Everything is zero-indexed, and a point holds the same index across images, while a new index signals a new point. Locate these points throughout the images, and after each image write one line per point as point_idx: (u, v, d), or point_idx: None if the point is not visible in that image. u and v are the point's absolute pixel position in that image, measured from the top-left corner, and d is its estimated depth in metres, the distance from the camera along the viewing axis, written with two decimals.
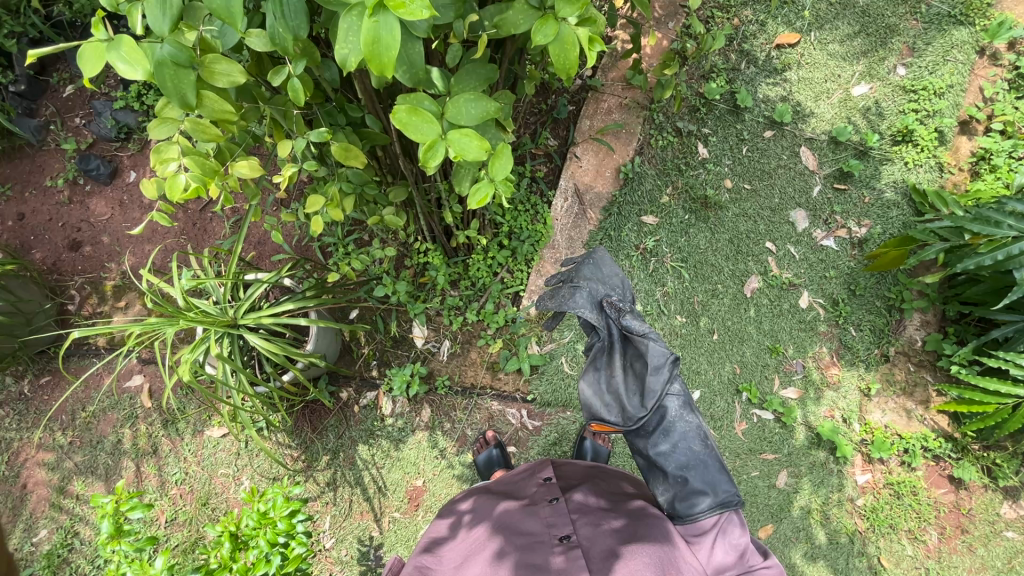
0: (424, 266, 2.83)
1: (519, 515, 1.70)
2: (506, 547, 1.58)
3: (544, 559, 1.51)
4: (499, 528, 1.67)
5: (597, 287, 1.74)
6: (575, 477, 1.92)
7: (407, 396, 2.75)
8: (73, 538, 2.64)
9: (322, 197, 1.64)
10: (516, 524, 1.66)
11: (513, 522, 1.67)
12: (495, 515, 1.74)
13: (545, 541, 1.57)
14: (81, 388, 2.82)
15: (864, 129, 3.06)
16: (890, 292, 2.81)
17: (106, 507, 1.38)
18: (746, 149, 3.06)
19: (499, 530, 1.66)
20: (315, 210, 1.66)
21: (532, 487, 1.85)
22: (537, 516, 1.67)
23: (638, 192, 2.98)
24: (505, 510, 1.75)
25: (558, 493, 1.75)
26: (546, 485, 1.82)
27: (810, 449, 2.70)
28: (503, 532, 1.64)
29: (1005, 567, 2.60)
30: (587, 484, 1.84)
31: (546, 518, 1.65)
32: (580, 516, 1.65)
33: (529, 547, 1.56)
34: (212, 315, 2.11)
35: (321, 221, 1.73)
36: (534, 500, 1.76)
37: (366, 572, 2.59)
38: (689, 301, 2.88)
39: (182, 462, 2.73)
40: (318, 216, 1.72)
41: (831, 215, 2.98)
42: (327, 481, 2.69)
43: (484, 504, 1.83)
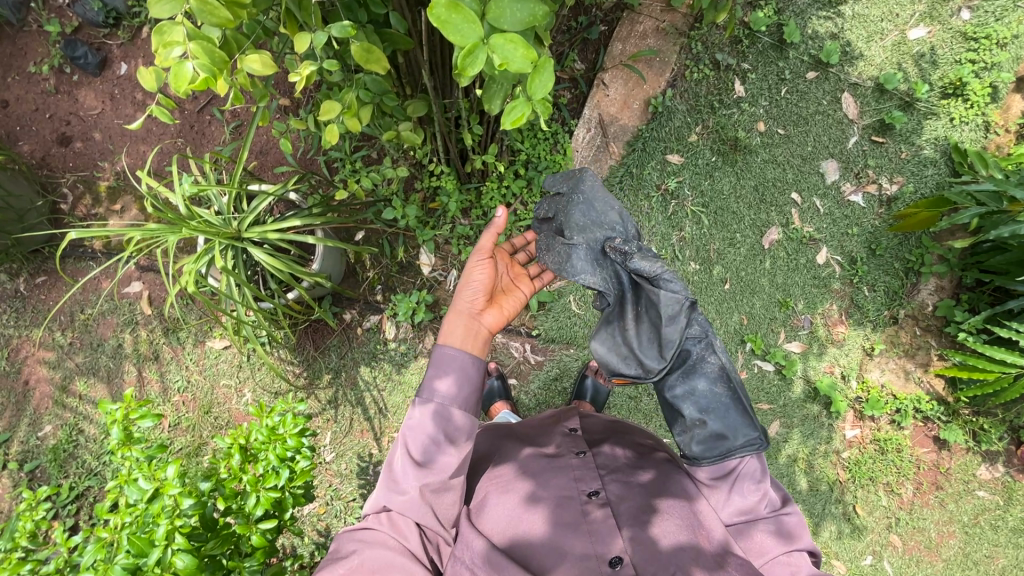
0: (434, 191, 2.70)
1: (545, 464, 1.57)
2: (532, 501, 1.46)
3: (574, 515, 1.41)
4: (524, 475, 1.54)
5: (597, 233, 1.68)
6: (598, 428, 1.82)
7: (411, 322, 2.72)
8: (79, 435, 2.69)
9: (338, 104, 1.49)
10: (542, 472, 1.54)
11: (539, 470, 1.55)
12: (518, 460, 1.62)
13: (573, 496, 1.46)
14: (80, 290, 2.77)
15: (914, 78, 2.85)
16: (910, 254, 2.75)
17: (115, 415, 1.38)
18: (786, 90, 2.86)
19: (524, 475, 1.54)
20: (329, 118, 1.51)
21: (557, 436, 1.72)
22: (564, 467, 1.54)
23: (665, 128, 2.81)
24: (529, 456, 1.62)
25: (585, 446, 1.62)
26: (572, 436, 1.68)
27: (805, 402, 2.74)
28: (528, 480, 1.52)
29: (970, 522, 2.73)
30: (613, 436, 1.73)
31: (574, 469, 1.53)
32: (611, 470, 1.53)
33: (558, 502, 1.45)
34: (215, 226, 2.01)
35: (335, 131, 1.59)
36: (560, 449, 1.63)
37: (366, 486, 2.67)
38: (705, 248, 2.81)
39: (184, 370, 2.74)
40: (332, 126, 1.57)
41: (863, 169, 2.84)
42: (328, 399, 2.72)
43: (506, 448, 1.72)
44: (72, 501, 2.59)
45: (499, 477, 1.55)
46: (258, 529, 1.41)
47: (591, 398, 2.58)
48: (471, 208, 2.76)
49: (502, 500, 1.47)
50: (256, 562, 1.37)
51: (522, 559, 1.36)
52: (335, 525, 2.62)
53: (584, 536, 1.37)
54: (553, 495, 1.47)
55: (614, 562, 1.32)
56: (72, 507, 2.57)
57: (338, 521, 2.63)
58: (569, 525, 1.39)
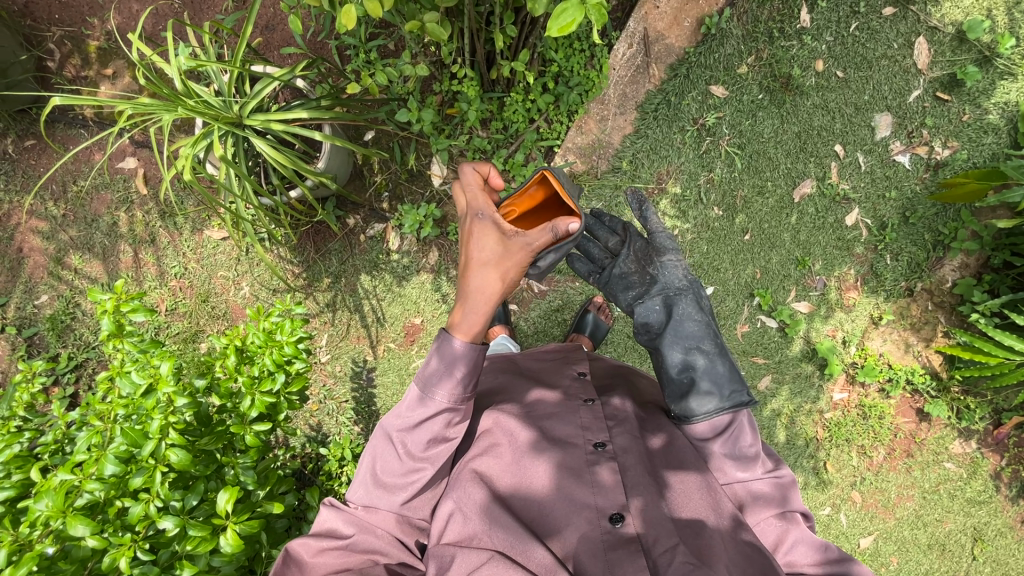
0: (454, 96, 2.50)
1: (549, 407, 1.50)
2: (536, 444, 1.40)
3: (578, 466, 1.35)
4: (528, 416, 1.47)
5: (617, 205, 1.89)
6: (605, 375, 1.77)
7: (417, 236, 2.63)
8: (75, 309, 2.68)
9: None
10: (547, 418, 1.46)
11: (545, 415, 1.47)
12: (520, 399, 1.55)
13: (578, 445, 1.39)
14: (72, 160, 2.64)
15: (1001, 29, 2.55)
16: (944, 226, 2.61)
17: (106, 305, 1.33)
18: (855, 26, 2.59)
19: (529, 418, 1.47)
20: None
21: (564, 378, 1.64)
22: (572, 414, 1.47)
23: (714, 54, 2.57)
24: (533, 396, 1.55)
25: (594, 394, 1.54)
26: (581, 381, 1.60)
27: (800, 361, 2.73)
28: (532, 423, 1.45)
29: (930, 489, 2.77)
30: (620, 385, 1.67)
31: (582, 420, 1.45)
32: (619, 422, 1.46)
33: (561, 450, 1.39)
34: (215, 109, 1.85)
35: (352, 14, 1.38)
36: (566, 393, 1.55)
37: (357, 391, 2.69)
38: (732, 194, 2.66)
39: (181, 257, 2.68)
40: (350, 7, 1.37)
41: (918, 127, 2.61)
42: (327, 302, 2.69)
43: (512, 384, 1.65)
44: (70, 371, 2.64)
45: (501, 412, 1.48)
46: (251, 429, 1.40)
47: (590, 333, 2.54)
48: (490, 119, 2.57)
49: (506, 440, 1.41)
50: (249, 460, 1.40)
51: (519, 502, 1.32)
52: (327, 422, 2.68)
53: (586, 489, 1.31)
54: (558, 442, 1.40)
55: (614, 519, 1.27)
56: (70, 376, 2.62)
57: (329, 419, 2.69)
58: (571, 475, 1.33)
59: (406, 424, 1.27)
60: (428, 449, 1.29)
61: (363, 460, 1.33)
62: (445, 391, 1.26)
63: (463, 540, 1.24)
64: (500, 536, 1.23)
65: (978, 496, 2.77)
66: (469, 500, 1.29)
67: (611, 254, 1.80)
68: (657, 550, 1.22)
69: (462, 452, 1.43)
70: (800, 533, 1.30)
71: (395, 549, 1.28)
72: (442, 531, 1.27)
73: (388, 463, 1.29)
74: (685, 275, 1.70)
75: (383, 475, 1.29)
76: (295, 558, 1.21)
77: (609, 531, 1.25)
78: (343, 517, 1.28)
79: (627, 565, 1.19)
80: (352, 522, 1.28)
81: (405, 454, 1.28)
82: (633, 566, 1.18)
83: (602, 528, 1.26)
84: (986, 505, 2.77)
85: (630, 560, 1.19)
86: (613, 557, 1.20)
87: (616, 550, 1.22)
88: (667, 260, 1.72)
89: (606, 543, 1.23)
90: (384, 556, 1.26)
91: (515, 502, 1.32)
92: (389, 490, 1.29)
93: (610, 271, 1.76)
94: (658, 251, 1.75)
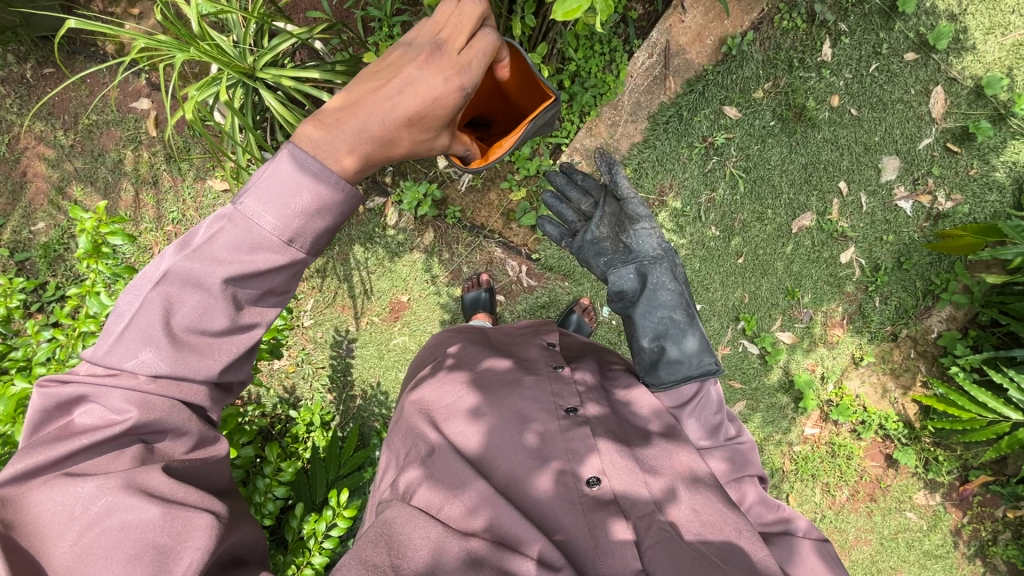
0: None
1: (517, 374, 1.47)
2: (506, 407, 1.36)
3: (549, 430, 1.31)
4: (495, 384, 1.44)
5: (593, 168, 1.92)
6: (574, 350, 1.75)
7: (414, 214, 2.64)
8: (69, 240, 2.69)
9: None
10: (516, 383, 1.43)
11: (512, 381, 1.44)
12: (481, 368, 1.54)
13: (549, 409, 1.36)
14: (87, 93, 2.67)
15: (1019, 89, 2.55)
16: (937, 276, 2.61)
17: (85, 224, 1.37)
18: (876, 66, 2.60)
19: (498, 384, 1.44)
20: None
21: (532, 349, 1.63)
22: (543, 381, 1.44)
23: (732, 75, 2.58)
24: (497, 365, 1.54)
25: (563, 361, 1.54)
26: (550, 351, 1.59)
27: (776, 391, 2.73)
28: (502, 389, 1.42)
29: (888, 536, 2.77)
30: (589, 355, 1.70)
31: (552, 386, 1.42)
32: (587, 389, 1.45)
33: (531, 415, 1.34)
34: (228, 56, 1.86)
35: None
36: (533, 363, 1.53)
37: (335, 358, 2.70)
38: (731, 216, 2.67)
39: (180, 203, 2.70)
40: None
41: (924, 175, 2.62)
42: (317, 268, 2.70)
43: (479, 354, 1.63)
44: (56, 299, 2.65)
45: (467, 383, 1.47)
46: None
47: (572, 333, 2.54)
48: None
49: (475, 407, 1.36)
50: None
51: (490, 466, 1.27)
52: (300, 386, 2.70)
53: (561, 453, 1.27)
54: (527, 407, 1.36)
55: (590, 482, 1.22)
56: (55, 305, 2.63)
57: (304, 383, 2.70)
58: (543, 441, 1.29)
59: (223, 259, 0.85)
60: (254, 304, 0.91)
61: (133, 303, 0.85)
62: (286, 219, 0.86)
63: (439, 505, 1.20)
64: (473, 497, 1.18)
65: (935, 549, 2.76)
66: (441, 463, 1.26)
67: (581, 217, 1.89)
68: (635, 512, 1.19)
69: (431, 420, 1.39)
70: (757, 493, 1.35)
71: (187, 428, 0.92)
72: (413, 494, 1.24)
73: (185, 313, 0.86)
74: (660, 243, 1.79)
75: (182, 331, 0.86)
76: (25, 480, 0.85)
77: (586, 494, 1.21)
78: (107, 395, 0.86)
79: (607, 527, 1.14)
80: (112, 402, 0.86)
81: (215, 300, 0.86)
82: (613, 529, 1.14)
83: (578, 491, 1.21)
84: (942, 559, 2.76)
85: (610, 522, 1.15)
86: (593, 519, 1.16)
87: (596, 512, 1.17)
88: (644, 228, 1.80)
89: (584, 505, 1.18)
90: (165, 443, 0.92)
91: (485, 467, 1.27)
92: (191, 348, 0.87)
93: (583, 237, 1.83)
94: (637, 219, 1.80)
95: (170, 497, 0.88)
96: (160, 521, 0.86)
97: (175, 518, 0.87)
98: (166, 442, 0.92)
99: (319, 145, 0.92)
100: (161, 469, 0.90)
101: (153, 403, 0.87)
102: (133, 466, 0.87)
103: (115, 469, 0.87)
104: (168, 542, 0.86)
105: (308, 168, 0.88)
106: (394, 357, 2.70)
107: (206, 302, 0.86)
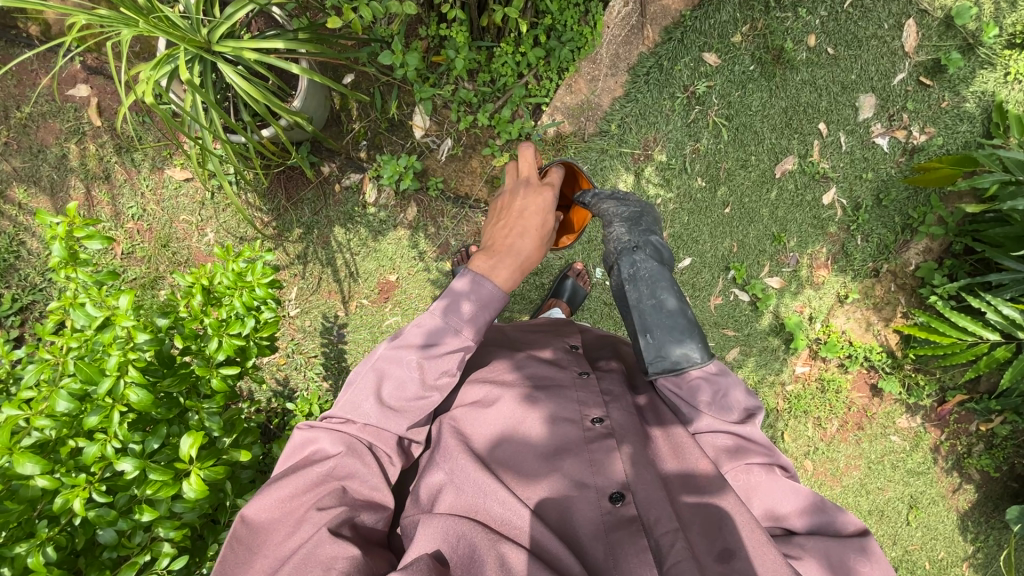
0: (440, 43, 2.40)
1: (546, 378, 1.44)
2: (533, 418, 1.33)
3: (576, 441, 1.29)
4: (520, 386, 1.40)
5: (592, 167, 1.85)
6: (595, 345, 1.79)
7: (395, 188, 2.53)
8: (19, 247, 2.46)
9: None
10: (544, 388, 1.41)
11: (542, 383, 1.42)
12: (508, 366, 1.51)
13: (574, 418, 1.33)
14: (16, 83, 2.41)
15: (987, 17, 2.58)
16: (914, 210, 2.68)
17: (57, 229, 1.22)
18: (849, 3, 2.59)
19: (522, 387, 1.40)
20: None
21: (556, 350, 1.60)
22: (569, 387, 1.41)
23: (709, 20, 2.54)
24: (528, 362, 1.51)
25: (588, 366, 1.51)
26: (574, 353, 1.58)
27: (767, 335, 2.79)
28: (530, 392, 1.38)
29: (876, 460, 2.91)
30: (608, 352, 1.69)
31: (578, 393, 1.40)
32: (614, 398, 1.40)
33: (558, 423, 1.32)
34: (181, 30, 1.69)
35: None
36: (561, 365, 1.51)
37: (327, 346, 2.57)
38: (716, 166, 2.65)
39: (139, 197, 2.50)
40: None
41: (899, 111, 2.65)
42: (297, 254, 2.56)
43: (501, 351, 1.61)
44: (13, 313, 2.43)
45: (498, 379, 1.44)
46: (217, 373, 1.35)
47: (568, 298, 2.53)
48: (477, 71, 2.47)
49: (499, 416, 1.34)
50: (214, 406, 1.34)
51: (517, 473, 1.26)
52: (294, 377, 2.55)
53: (585, 464, 1.25)
54: (553, 415, 1.33)
55: (614, 498, 1.21)
56: (12, 319, 2.42)
57: (297, 374, 2.56)
58: (570, 452, 1.27)
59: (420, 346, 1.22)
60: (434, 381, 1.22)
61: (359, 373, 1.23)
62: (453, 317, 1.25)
63: (462, 512, 1.18)
64: (498, 511, 1.18)
65: (918, 467, 2.91)
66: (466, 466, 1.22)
67: None
68: (658, 531, 1.18)
69: (459, 415, 1.35)
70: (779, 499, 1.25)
71: (367, 475, 1.15)
72: (435, 501, 1.21)
73: (390, 385, 1.20)
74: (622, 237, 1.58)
75: (387, 398, 1.20)
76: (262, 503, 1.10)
77: (609, 512, 1.20)
78: (330, 437, 1.17)
79: (628, 549, 1.14)
80: (328, 445, 1.16)
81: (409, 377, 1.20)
82: (634, 549, 1.14)
83: (602, 508, 1.21)
84: (924, 475, 2.92)
85: (630, 542, 1.15)
86: (614, 539, 1.16)
87: (618, 532, 1.17)
88: (605, 233, 1.63)
89: (606, 524, 1.18)
90: (352, 485, 1.14)
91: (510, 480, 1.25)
92: (390, 411, 1.19)
93: None
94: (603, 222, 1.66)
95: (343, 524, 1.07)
96: (325, 540, 1.02)
97: (332, 547, 1.01)
98: (353, 484, 1.14)
99: (488, 269, 1.31)
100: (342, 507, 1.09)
101: (355, 445, 1.16)
102: (329, 504, 1.09)
103: (319, 501, 1.10)
104: (328, 559, 1.00)
105: (478, 286, 1.27)
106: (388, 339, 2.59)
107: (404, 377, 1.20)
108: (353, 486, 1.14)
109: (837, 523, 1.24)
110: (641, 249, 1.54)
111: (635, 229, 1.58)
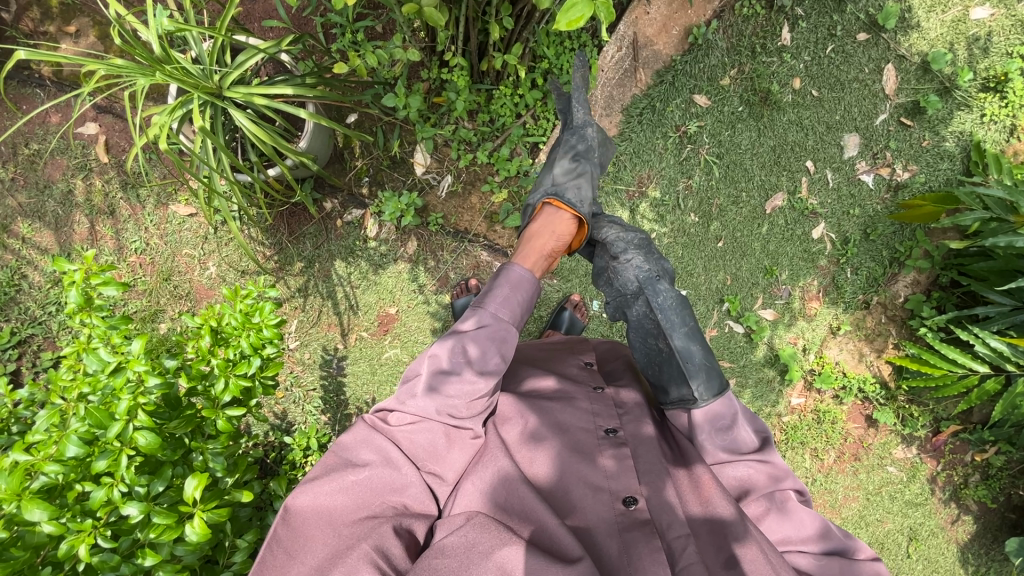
0: (441, 85, 2.49)
1: (565, 392, 1.57)
2: (547, 426, 1.45)
3: (590, 448, 1.41)
4: (538, 399, 1.54)
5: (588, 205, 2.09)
6: (607, 358, 1.89)
7: (396, 224, 2.59)
8: (21, 281, 2.47)
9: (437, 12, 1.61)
10: (559, 399, 1.54)
11: (558, 397, 1.55)
12: (530, 383, 1.65)
13: (590, 429, 1.46)
14: (26, 121, 2.47)
15: (961, 62, 2.71)
16: (900, 244, 2.76)
17: (74, 275, 1.26)
18: (831, 48, 2.72)
19: (540, 402, 1.52)
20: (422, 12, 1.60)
21: (571, 367, 1.74)
22: (585, 401, 1.54)
23: (699, 64, 2.66)
24: (542, 380, 1.65)
25: (602, 381, 1.64)
26: (588, 370, 1.71)
27: (762, 366, 2.82)
28: (545, 404, 1.52)
29: (874, 491, 2.90)
30: (627, 371, 1.77)
31: (592, 406, 1.52)
32: (626, 411, 1.53)
33: (574, 431, 1.44)
34: (194, 77, 1.77)
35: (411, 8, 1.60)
36: (575, 380, 1.65)
37: (326, 378, 2.57)
38: (708, 202, 2.73)
39: (143, 231, 2.54)
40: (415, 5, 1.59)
41: (883, 150, 2.76)
42: (298, 287, 2.59)
43: (521, 370, 1.74)
44: (11, 346, 2.43)
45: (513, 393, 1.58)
46: (223, 414, 1.37)
47: (566, 330, 2.55)
48: (477, 111, 2.56)
49: (516, 417, 1.48)
50: (219, 446, 1.37)
51: (537, 481, 1.36)
52: (292, 411, 2.54)
53: (599, 470, 1.36)
54: (570, 423, 1.46)
55: (628, 501, 1.31)
56: (10, 352, 2.41)
57: (295, 408, 2.54)
58: (586, 457, 1.38)
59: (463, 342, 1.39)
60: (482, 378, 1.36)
61: (415, 363, 1.40)
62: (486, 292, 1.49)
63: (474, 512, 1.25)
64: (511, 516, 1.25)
65: (915, 499, 2.91)
66: (488, 472, 1.32)
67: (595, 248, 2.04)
68: (671, 534, 1.27)
69: (486, 423, 1.50)
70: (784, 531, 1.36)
71: (407, 493, 1.25)
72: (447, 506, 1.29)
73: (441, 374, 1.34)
74: (645, 267, 1.80)
75: (437, 385, 1.33)
76: (298, 500, 1.17)
77: (623, 514, 1.29)
78: (372, 441, 1.27)
79: (641, 548, 1.22)
80: (364, 452, 1.25)
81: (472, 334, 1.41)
82: (648, 548, 1.22)
83: (616, 510, 1.30)
84: (922, 507, 2.92)
85: (644, 542, 1.23)
86: (628, 538, 1.24)
87: (632, 531, 1.26)
88: (624, 261, 1.83)
89: (620, 525, 1.27)
90: (395, 497, 1.23)
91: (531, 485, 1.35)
92: (441, 391, 1.32)
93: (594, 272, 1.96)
94: (616, 251, 1.86)
95: (382, 532, 1.15)
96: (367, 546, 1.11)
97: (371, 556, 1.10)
98: (397, 497, 1.23)
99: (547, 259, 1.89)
100: (385, 523, 1.17)
101: (391, 457, 1.26)
102: (374, 515, 1.18)
103: (359, 510, 1.18)
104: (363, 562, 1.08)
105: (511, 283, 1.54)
106: (387, 372, 2.60)
107: (466, 340, 1.40)
108: (394, 495, 1.23)
109: (845, 549, 1.34)
110: (661, 277, 1.79)
111: (651, 257, 1.83)
